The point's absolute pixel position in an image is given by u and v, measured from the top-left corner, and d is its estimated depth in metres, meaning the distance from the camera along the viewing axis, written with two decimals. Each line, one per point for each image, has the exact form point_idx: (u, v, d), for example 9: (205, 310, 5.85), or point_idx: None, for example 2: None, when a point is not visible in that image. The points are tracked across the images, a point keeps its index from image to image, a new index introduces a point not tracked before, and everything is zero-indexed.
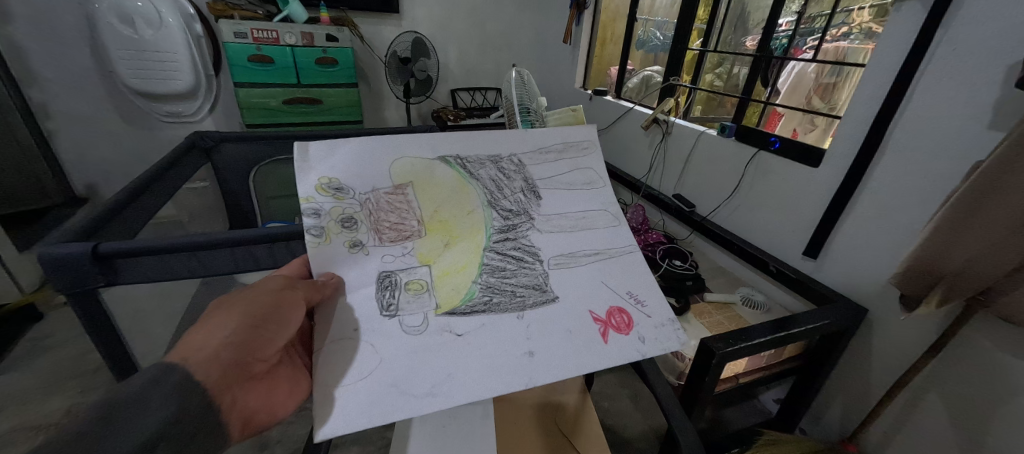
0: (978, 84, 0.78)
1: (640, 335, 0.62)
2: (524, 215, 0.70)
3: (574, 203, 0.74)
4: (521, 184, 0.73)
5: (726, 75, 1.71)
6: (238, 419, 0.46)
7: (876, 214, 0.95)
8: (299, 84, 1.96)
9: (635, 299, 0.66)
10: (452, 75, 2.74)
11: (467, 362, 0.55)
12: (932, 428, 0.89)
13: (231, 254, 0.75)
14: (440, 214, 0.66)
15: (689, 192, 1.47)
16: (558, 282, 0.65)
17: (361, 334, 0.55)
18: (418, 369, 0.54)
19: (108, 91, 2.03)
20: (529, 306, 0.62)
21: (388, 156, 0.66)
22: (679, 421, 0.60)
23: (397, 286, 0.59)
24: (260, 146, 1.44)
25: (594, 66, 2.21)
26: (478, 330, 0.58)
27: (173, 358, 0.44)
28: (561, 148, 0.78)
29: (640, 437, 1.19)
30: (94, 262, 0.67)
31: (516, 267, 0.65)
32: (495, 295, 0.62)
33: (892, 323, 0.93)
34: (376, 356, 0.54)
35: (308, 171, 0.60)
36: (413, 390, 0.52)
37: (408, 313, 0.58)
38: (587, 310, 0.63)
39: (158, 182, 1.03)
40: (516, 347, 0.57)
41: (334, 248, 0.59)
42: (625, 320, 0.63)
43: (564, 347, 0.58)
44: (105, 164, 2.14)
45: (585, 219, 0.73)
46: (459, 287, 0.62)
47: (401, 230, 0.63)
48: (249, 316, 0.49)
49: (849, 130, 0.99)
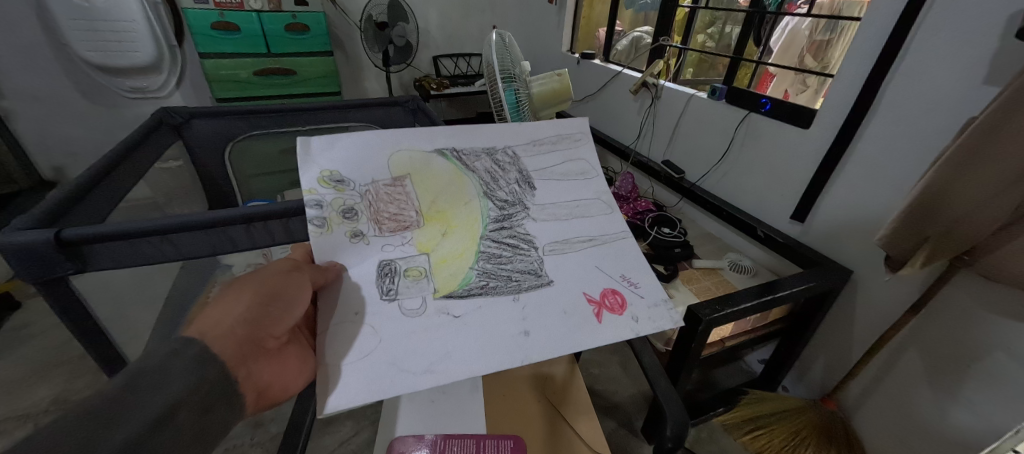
0: (976, 37, 0.74)
1: (634, 316, 0.59)
2: (519, 205, 0.68)
3: (569, 192, 0.71)
4: (515, 176, 0.69)
5: (717, 36, 1.66)
6: (253, 390, 0.45)
7: (866, 174, 0.94)
8: (268, 53, 1.85)
9: (627, 282, 0.63)
10: (432, 41, 2.62)
11: (465, 342, 0.53)
12: (911, 382, 0.92)
13: (206, 236, 0.74)
14: (436, 204, 0.64)
15: (678, 158, 1.44)
16: (554, 267, 0.63)
17: (363, 317, 0.53)
18: (415, 344, 0.52)
19: (64, 65, 1.89)
20: (525, 289, 0.59)
21: (387, 149, 0.64)
22: (664, 389, 0.59)
23: (395, 272, 0.57)
24: (235, 121, 1.41)
25: (582, 28, 2.12)
26: (474, 312, 0.56)
27: (192, 333, 0.43)
28: (554, 141, 0.74)
29: (629, 400, 1.22)
30: (60, 249, 0.65)
31: (512, 254, 0.62)
32: (492, 280, 0.60)
33: (877, 283, 0.94)
34: (376, 336, 0.52)
35: (309, 165, 0.59)
36: (410, 367, 0.50)
37: (407, 296, 0.56)
38: (579, 289, 0.61)
39: (119, 168, 0.97)
40: (511, 327, 0.55)
41: (334, 238, 0.57)
42: (618, 299, 0.61)
43: (561, 327, 0.56)
44: (70, 145, 2.03)
45: (579, 205, 0.70)
46: (456, 273, 0.60)
47: (398, 221, 0.61)
48: (259, 294, 0.48)
49: (842, 89, 0.96)
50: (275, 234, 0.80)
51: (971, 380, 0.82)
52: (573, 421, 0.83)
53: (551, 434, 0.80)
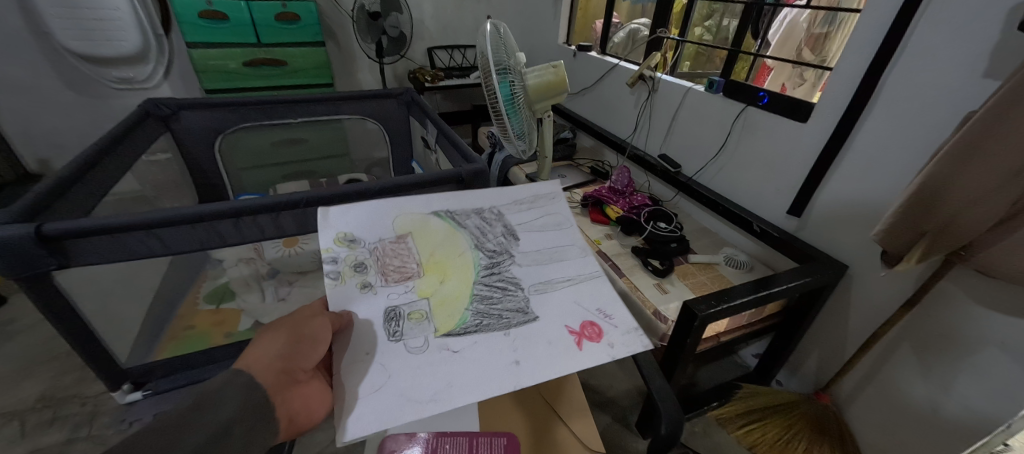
0: (977, 29, 0.73)
1: (615, 348, 0.55)
2: (506, 253, 0.64)
3: (551, 238, 0.68)
4: (501, 230, 0.67)
5: (715, 29, 1.65)
6: (285, 419, 0.46)
7: (864, 169, 0.93)
8: (258, 43, 1.81)
9: (604, 317, 0.58)
10: (427, 32, 2.58)
11: (470, 372, 0.51)
12: (904, 377, 0.92)
13: (191, 231, 0.78)
14: (432, 254, 0.62)
15: (674, 152, 1.43)
16: (540, 303, 0.59)
17: (374, 355, 0.51)
18: (422, 376, 0.50)
19: (47, 55, 1.84)
20: (515, 325, 0.56)
21: (391, 213, 0.65)
22: (659, 385, 0.59)
23: (400, 316, 0.55)
24: (223, 113, 1.38)
25: (578, 20, 2.09)
26: (472, 347, 0.53)
27: (239, 365, 0.46)
28: (532, 199, 0.72)
29: (624, 395, 1.22)
30: (41, 244, 0.70)
31: (502, 294, 0.59)
32: (485, 318, 0.56)
33: (872, 278, 0.94)
34: (386, 372, 0.50)
35: (329, 227, 0.61)
36: (418, 396, 0.48)
37: (411, 337, 0.54)
38: (561, 322, 0.57)
39: (101, 161, 0.95)
40: (503, 356, 0.53)
41: (345, 289, 0.56)
42: (596, 331, 0.57)
43: (547, 359, 0.53)
44: (55, 138, 1.99)
45: (558, 250, 0.66)
46: (455, 311, 0.57)
47: (401, 272, 0.59)
48: (292, 332, 0.49)
49: (841, 81, 0.95)
50: (262, 230, 0.84)
51: (964, 374, 0.82)
52: (567, 420, 0.82)
53: (548, 433, 0.79)
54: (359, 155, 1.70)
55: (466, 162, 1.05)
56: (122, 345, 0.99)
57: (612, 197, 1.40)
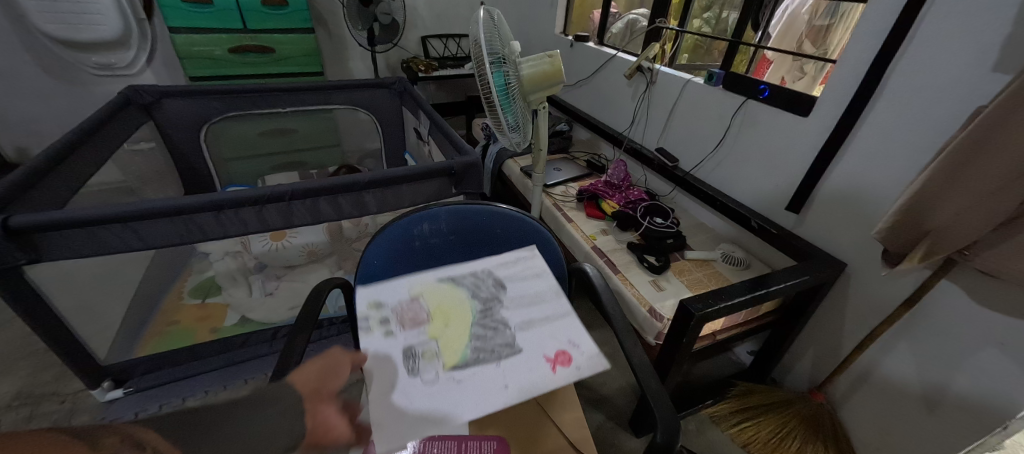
0: (987, 23, 0.71)
1: (586, 376, 0.52)
2: (499, 298, 0.62)
3: (531, 282, 0.65)
4: (492, 282, 0.65)
5: (714, 21, 1.60)
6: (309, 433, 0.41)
7: (867, 165, 0.91)
8: (244, 29, 1.76)
9: (574, 348, 0.55)
10: (421, 20, 2.52)
11: (475, 397, 0.49)
12: (900, 377, 0.91)
13: (172, 225, 0.75)
14: (439, 301, 0.61)
15: (672, 146, 1.41)
16: (527, 335, 0.56)
17: (394, 387, 0.50)
18: (433, 400, 0.48)
19: (24, 40, 1.78)
20: (505, 357, 0.53)
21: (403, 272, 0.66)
22: (654, 389, 0.57)
23: (413, 355, 0.53)
24: (209, 101, 1.34)
25: (575, 10, 2.03)
26: (474, 377, 0.51)
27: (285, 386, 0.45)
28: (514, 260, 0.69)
29: (618, 392, 1.21)
30: (7, 237, 0.66)
31: (494, 332, 0.57)
32: (483, 353, 0.54)
33: (871, 277, 0.93)
34: (402, 398, 0.49)
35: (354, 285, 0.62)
36: (430, 419, 0.47)
37: (422, 368, 0.52)
38: (537, 351, 0.54)
39: (76, 150, 0.91)
40: (495, 383, 0.50)
41: (368, 335, 0.55)
42: (566, 357, 0.54)
43: (535, 384, 0.50)
44: (34, 124, 1.93)
45: (537, 294, 0.63)
46: (459, 348, 0.54)
47: (412, 317, 0.58)
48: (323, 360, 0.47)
49: (844, 76, 0.92)
50: (246, 223, 0.81)
51: (961, 376, 0.81)
52: (561, 424, 0.74)
53: (531, 426, 0.74)
54: (351, 145, 1.66)
55: (458, 154, 1.02)
56: (100, 339, 0.95)
57: (608, 191, 1.38)
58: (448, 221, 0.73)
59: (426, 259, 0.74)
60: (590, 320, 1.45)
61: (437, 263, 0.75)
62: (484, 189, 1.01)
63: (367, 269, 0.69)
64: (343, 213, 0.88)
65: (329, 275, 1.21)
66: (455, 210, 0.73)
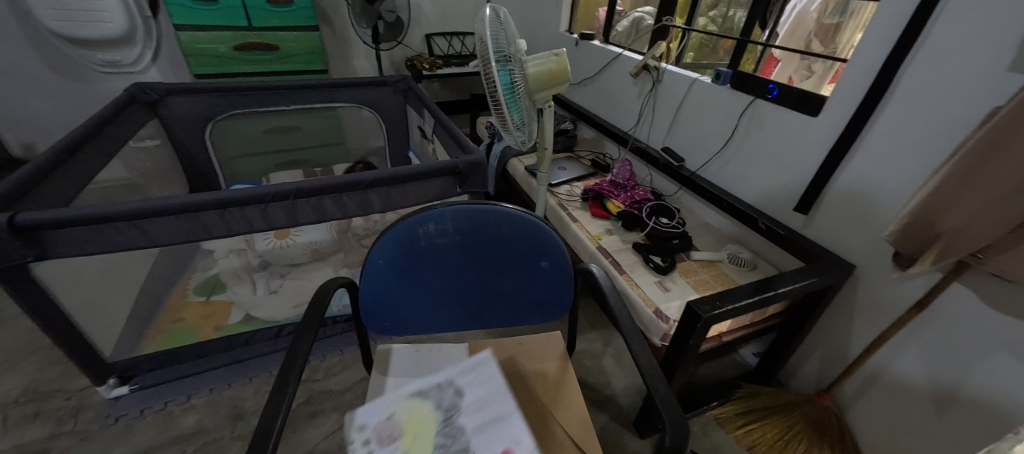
0: (1002, 22, 0.70)
1: None
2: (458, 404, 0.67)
3: (485, 383, 0.70)
4: (452, 388, 0.69)
5: (720, 19, 1.57)
6: None
7: (878, 166, 0.90)
8: (249, 26, 1.75)
9: (516, 446, 0.61)
10: (425, 18, 2.52)
11: None
12: (909, 381, 0.90)
13: (177, 222, 0.75)
14: (408, 416, 0.65)
15: (678, 145, 1.40)
16: (480, 440, 0.62)
17: None
18: None
19: (31, 37, 1.78)
20: None
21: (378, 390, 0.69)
22: (662, 392, 0.56)
23: None
24: (214, 99, 1.34)
25: (580, 8, 2.03)
26: None
27: None
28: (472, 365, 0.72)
29: (623, 393, 1.20)
30: (13, 234, 0.66)
31: (452, 440, 0.62)
32: None
33: (881, 279, 0.92)
34: None
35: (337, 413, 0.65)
36: None
37: None
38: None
39: (81, 148, 0.91)
40: None
41: None
42: None
43: None
44: (40, 121, 1.94)
45: (489, 395, 0.68)
46: None
47: (382, 435, 0.62)
48: None
49: (855, 75, 0.91)
50: (251, 222, 0.81)
51: (973, 380, 0.80)
52: (565, 425, 0.73)
53: (538, 430, 0.71)
54: (355, 144, 1.66)
55: (463, 153, 1.02)
56: (106, 336, 0.96)
57: (613, 191, 1.37)
58: (454, 221, 0.71)
59: (432, 259, 0.73)
60: (594, 320, 1.44)
61: (443, 263, 0.74)
62: (489, 188, 1.00)
63: (373, 269, 0.70)
64: (348, 212, 0.87)
65: (333, 273, 1.21)
66: (460, 210, 0.71)
